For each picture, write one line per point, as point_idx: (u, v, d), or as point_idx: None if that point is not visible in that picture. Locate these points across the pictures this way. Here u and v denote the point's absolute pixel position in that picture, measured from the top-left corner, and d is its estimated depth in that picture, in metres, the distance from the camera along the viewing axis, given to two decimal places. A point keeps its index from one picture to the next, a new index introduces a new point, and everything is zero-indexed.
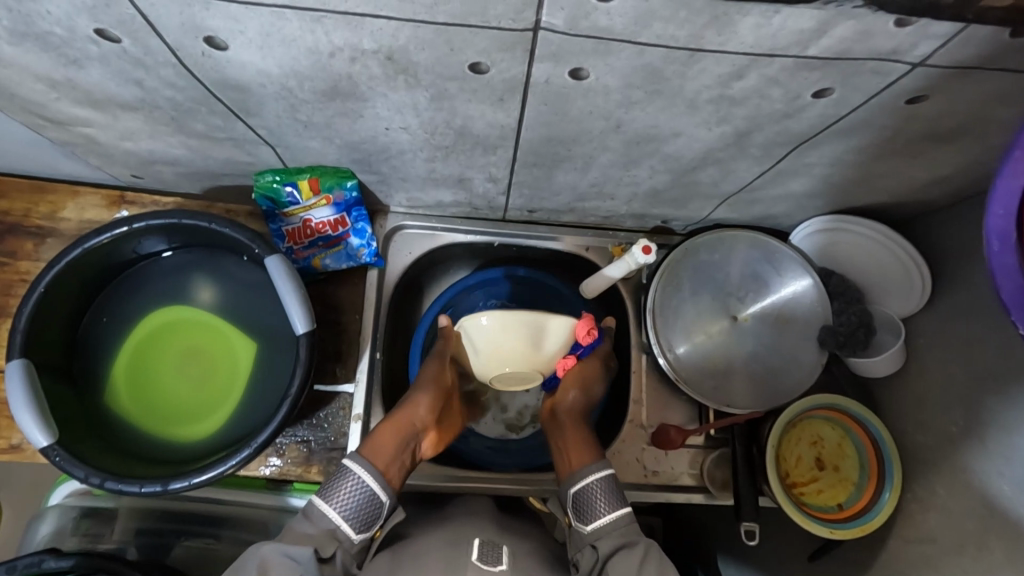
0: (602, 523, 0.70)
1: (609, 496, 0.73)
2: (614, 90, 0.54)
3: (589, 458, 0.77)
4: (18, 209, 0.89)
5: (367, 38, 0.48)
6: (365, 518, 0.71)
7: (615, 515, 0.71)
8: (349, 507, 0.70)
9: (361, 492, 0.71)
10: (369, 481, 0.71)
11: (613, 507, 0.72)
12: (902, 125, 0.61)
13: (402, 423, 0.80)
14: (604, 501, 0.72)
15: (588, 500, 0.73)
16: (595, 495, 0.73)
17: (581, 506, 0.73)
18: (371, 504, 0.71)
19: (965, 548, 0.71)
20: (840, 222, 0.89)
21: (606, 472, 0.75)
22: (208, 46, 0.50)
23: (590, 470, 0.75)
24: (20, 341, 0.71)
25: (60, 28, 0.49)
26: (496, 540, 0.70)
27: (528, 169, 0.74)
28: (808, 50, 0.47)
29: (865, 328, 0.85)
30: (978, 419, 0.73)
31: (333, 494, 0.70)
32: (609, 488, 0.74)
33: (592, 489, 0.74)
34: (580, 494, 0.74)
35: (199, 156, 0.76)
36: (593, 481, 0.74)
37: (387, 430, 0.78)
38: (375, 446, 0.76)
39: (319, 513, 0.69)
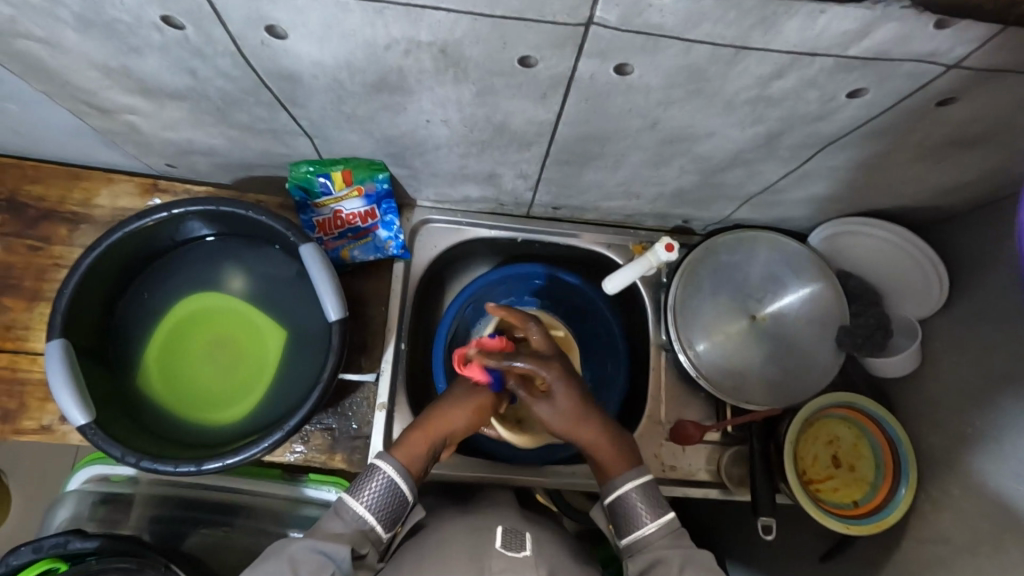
0: (642, 537, 0.69)
1: (649, 504, 0.71)
2: (655, 88, 0.57)
3: (620, 467, 0.74)
4: (52, 194, 0.90)
5: (424, 31, 0.50)
6: (391, 516, 0.69)
7: (658, 525, 0.69)
8: (380, 506, 0.68)
9: (392, 493, 0.69)
10: (398, 483, 0.70)
11: (655, 518, 0.70)
12: (930, 128, 0.63)
13: (439, 431, 0.76)
14: (644, 510, 0.70)
15: (627, 511, 0.71)
16: (634, 505, 0.71)
17: (622, 518, 0.71)
18: (398, 503, 0.70)
19: (980, 546, 0.72)
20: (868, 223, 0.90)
21: (641, 480, 0.72)
22: (267, 36, 0.53)
23: (625, 481, 0.72)
24: (61, 321, 0.73)
25: (127, 15, 0.52)
26: (519, 528, 0.71)
27: (559, 165, 0.76)
28: (849, 51, 0.49)
29: (883, 330, 0.87)
30: (994, 419, 0.74)
31: (364, 491, 0.69)
32: (649, 495, 0.72)
33: (634, 498, 0.71)
34: (617, 505, 0.72)
35: (237, 146, 0.78)
36: (629, 492, 0.72)
37: (421, 433, 0.75)
38: (409, 448, 0.73)
39: (355, 513, 0.67)
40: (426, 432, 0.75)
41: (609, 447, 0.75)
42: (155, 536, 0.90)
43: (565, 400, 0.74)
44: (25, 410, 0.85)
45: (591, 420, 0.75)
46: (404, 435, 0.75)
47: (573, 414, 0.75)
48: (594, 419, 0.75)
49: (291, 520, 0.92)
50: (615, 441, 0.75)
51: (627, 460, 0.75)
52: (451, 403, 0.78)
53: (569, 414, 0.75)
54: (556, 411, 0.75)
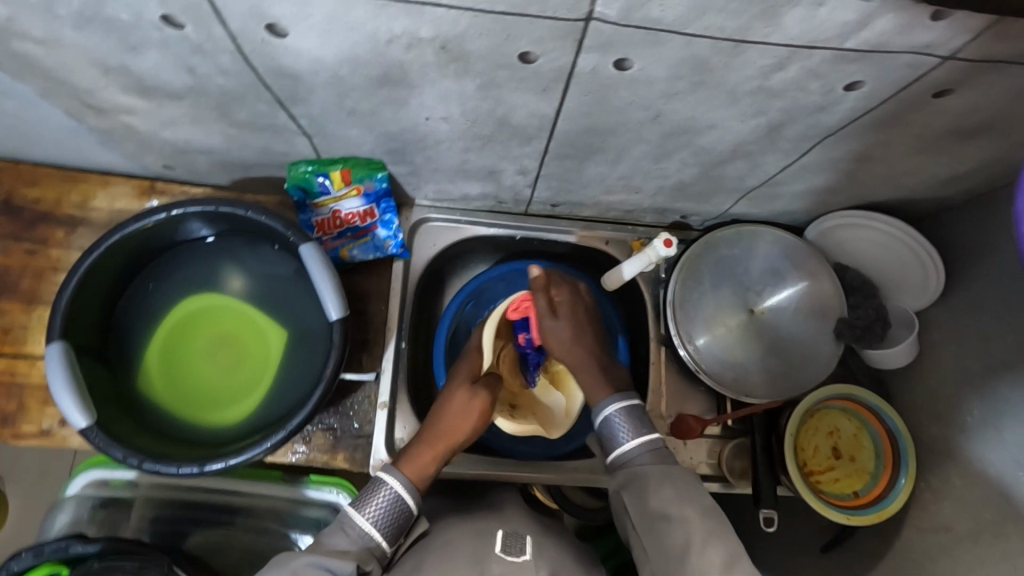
0: (626, 451, 0.71)
1: (634, 425, 0.73)
2: (656, 81, 0.57)
3: (603, 394, 0.78)
4: (49, 197, 0.90)
5: (427, 26, 0.51)
6: (396, 529, 0.69)
7: (641, 442, 0.72)
8: (386, 521, 0.68)
9: (397, 507, 0.69)
10: (404, 497, 0.70)
11: (640, 436, 0.72)
12: (927, 120, 0.64)
13: (446, 440, 0.76)
14: (629, 430, 0.73)
15: (610, 432, 0.74)
16: (616, 427, 0.73)
17: (608, 436, 0.74)
18: (403, 515, 0.70)
19: (979, 534, 0.73)
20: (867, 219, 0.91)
21: (629, 402, 0.75)
22: (269, 33, 0.53)
23: (612, 402, 0.75)
24: (60, 323, 0.72)
25: (128, 13, 0.52)
26: (520, 532, 0.70)
27: (559, 161, 0.76)
28: (848, 42, 0.50)
29: (882, 322, 0.88)
30: (993, 407, 0.75)
31: (367, 506, 0.68)
32: (634, 417, 0.74)
33: (619, 420, 0.73)
34: (605, 425, 0.75)
35: (236, 145, 0.78)
36: (615, 414, 0.74)
37: (428, 446, 0.75)
38: (415, 462, 0.73)
39: (360, 530, 0.67)
40: (433, 441, 0.75)
41: (597, 377, 0.80)
42: (155, 536, 0.91)
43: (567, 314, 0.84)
44: (24, 413, 0.85)
45: (581, 346, 0.83)
46: (410, 448, 0.75)
47: (568, 341, 0.83)
48: (584, 346, 0.83)
49: (292, 522, 0.92)
50: (602, 374, 0.81)
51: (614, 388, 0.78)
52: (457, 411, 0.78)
53: (567, 330, 0.83)
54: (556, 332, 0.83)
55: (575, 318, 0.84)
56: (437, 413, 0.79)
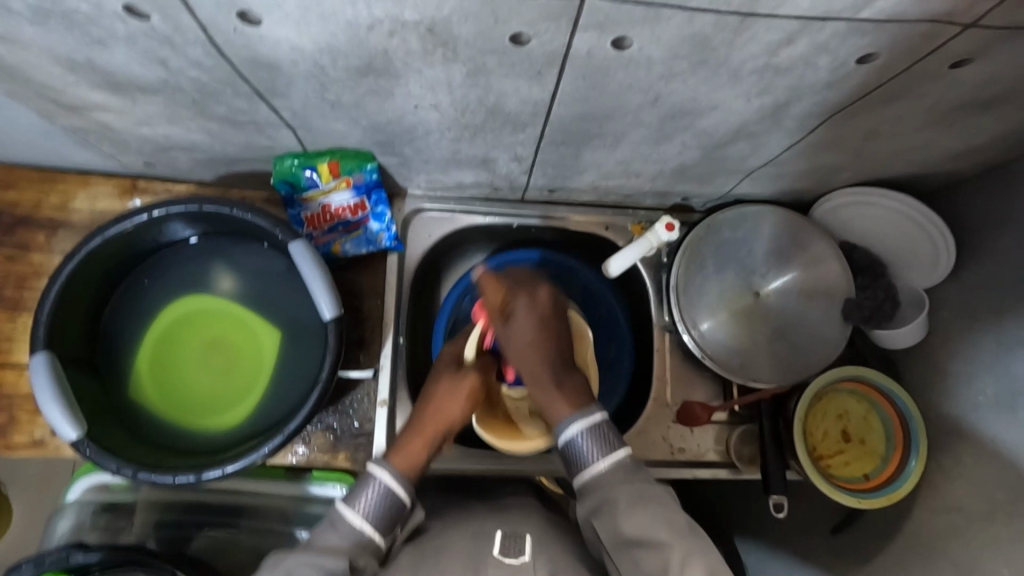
0: (593, 476, 0.66)
1: (599, 444, 0.67)
2: (657, 61, 0.54)
3: (563, 411, 0.70)
4: (27, 200, 0.86)
5: (410, 10, 0.47)
6: (390, 522, 0.66)
7: (609, 462, 0.66)
8: (378, 515, 0.65)
9: (389, 500, 0.66)
10: (396, 490, 0.66)
11: (606, 456, 0.66)
12: (941, 92, 0.60)
13: (434, 430, 0.73)
14: (595, 450, 0.67)
15: (575, 454, 0.67)
16: (581, 448, 0.67)
17: (572, 460, 0.68)
18: (396, 508, 0.66)
19: (994, 516, 0.71)
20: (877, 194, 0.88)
21: (587, 427, 0.67)
22: (241, 22, 0.49)
23: (572, 423, 0.68)
24: (44, 333, 0.70)
25: (88, 5, 0.48)
26: (518, 531, 0.68)
27: (556, 147, 0.73)
28: (862, 14, 0.47)
29: (891, 301, 0.86)
30: (1007, 387, 0.73)
31: (359, 500, 0.65)
32: (600, 436, 0.67)
33: (581, 441, 0.67)
34: (569, 448, 0.68)
35: (217, 141, 0.75)
36: (575, 437, 0.67)
37: (418, 433, 0.73)
38: (405, 454, 0.70)
39: (351, 525, 0.64)
40: (421, 432, 0.73)
41: (553, 390, 0.72)
42: (161, 542, 0.88)
43: (525, 320, 0.75)
44: (15, 424, 0.83)
45: (541, 351, 0.74)
46: (399, 440, 0.72)
47: (525, 342, 0.74)
48: (544, 350, 0.74)
49: (294, 519, 0.89)
50: (557, 386, 0.72)
51: (575, 403, 0.70)
52: (443, 399, 0.76)
53: (525, 337, 0.74)
54: (511, 334, 0.75)
55: (532, 336, 0.74)
56: (422, 404, 0.76)
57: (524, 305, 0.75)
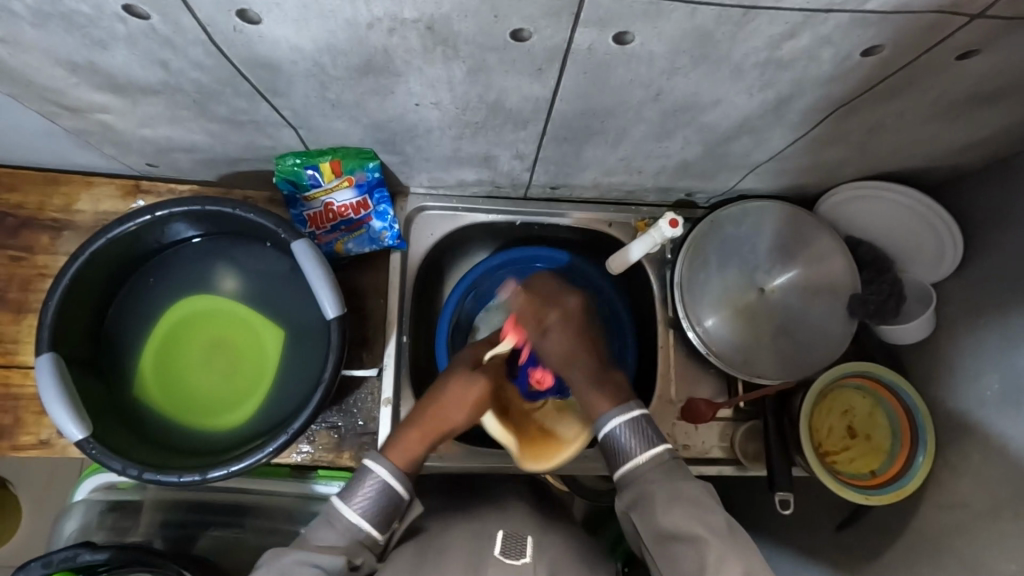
0: (633, 469, 0.66)
1: (639, 437, 0.68)
2: (658, 56, 0.53)
3: (603, 406, 0.72)
4: (31, 202, 0.87)
5: (408, 7, 0.47)
6: (386, 518, 0.66)
7: (648, 457, 0.67)
8: (374, 511, 0.65)
9: (385, 495, 0.66)
10: (391, 484, 0.67)
11: (646, 449, 0.67)
12: (947, 84, 0.60)
13: (433, 427, 0.74)
14: (635, 444, 0.67)
15: (615, 446, 0.68)
16: (622, 440, 0.68)
17: (613, 454, 0.69)
18: (393, 503, 0.66)
19: (1002, 512, 0.71)
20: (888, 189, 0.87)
21: (626, 420, 0.68)
22: (239, 21, 0.49)
23: (612, 416, 0.69)
24: (49, 334, 0.70)
25: (86, 6, 0.48)
26: (520, 531, 0.67)
27: (558, 143, 0.73)
28: (865, 6, 0.46)
29: (896, 297, 0.85)
30: (1015, 382, 0.73)
31: (354, 496, 0.66)
32: (638, 428, 0.68)
33: (620, 431, 0.68)
34: (608, 440, 0.69)
35: (218, 141, 0.75)
36: (616, 428, 0.68)
37: (415, 429, 0.73)
38: (401, 449, 0.71)
39: (347, 521, 0.64)
40: (421, 428, 0.73)
41: (592, 386, 0.74)
42: (166, 542, 0.87)
43: (561, 323, 0.79)
44: (21, 425, 0.83)
45: (578, 359, 0.77)
46: (397, 435, 0.72)
47: (561, 354, 0.78)
48: (582, 349, 0.78)
49: (300, 517, 0.90)
50: (597, 387, 0.74)
51: (613, 398, 0.72)
52: (450, 398, 0.76)
53: (561, 348, 0.78)
54: (547, 347, 0.79)
55: (567, 337, 0.78)
56: (426, 401, 0.76)
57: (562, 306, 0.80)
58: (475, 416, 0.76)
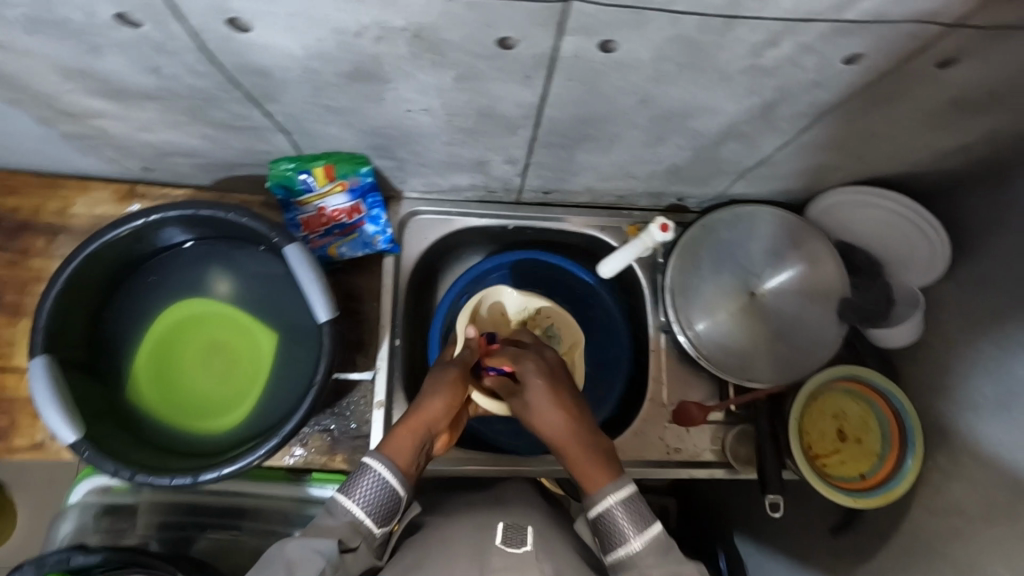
0: (626, 555, 0.62)
1: (636, 519, 0.63)
2: (645, 63, 0.54)
3: (598, 479, 0.66)
4: (27, 205, 0.87)
5: (397, 15, 0.48)
6: (386, 513, 0.65)
7: (643, 540, 0.62)
8: (373, 504, 0.65)
9: (385, 490, 0.65)
10: (390, 480, 0.66)
11: (641, 532, 0.63)
12: (931, 91, 0.61)
13: (422, 423, 0.72)
14: (629, 526, 0.63)
15: (610, 527, 0.63)
16: (617, 522, 0.63)
17: (603, 533, 0.64)
18: (392, 499, 0.66)
19: (991, 513, 0.71)
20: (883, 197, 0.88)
21: (621, 497, 0.64)
22: (231, 29, 0.50)
23: (605, 495, 0.65)
24: (43, 338, 0.71)
25: (80, 13, 0.49)
26: (521, 523, 0.68)
27: (549, 149, 0.73)
28: (846, 15, 0.47)
29: (887, 302, 0.86)
30: (1002, 384, 0.73)
31: (354, 488, 0.65)
32: (635, 511, 0.64)
33: (615, 513, 0.64)
34: (601, 521, 0.64)
35: (214, 146, 0.75)
36: (614, 507, 0.64)
37: (405, 429, 0.71)
38: (395, 443, 0.69)
39: (344, 508, 0.64)
40: (410, 423, 0.72)
41: (590, 455, 0.68)
42: (163, 543, 0.89)
43: (541, 399, 0.72)
44: (16, 427, 0.84)
45: (568, 415, 0.71)
46: (388, 432, 0.71)
47: (546, 413, 0.71)
48: (574, 420, 0.70)
49: (296, 519, 0.90)
50: (596, 454, 0.68)
51: (609, 472, 0.67)
52: (433, 394, 0.75)
53: (547, 413, 0.71)
54: (529, 408, 0.73)
55: (550, 414, 0.71)
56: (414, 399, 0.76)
57: (532, 373, 0.74)
58: (451, 411, 0.76)
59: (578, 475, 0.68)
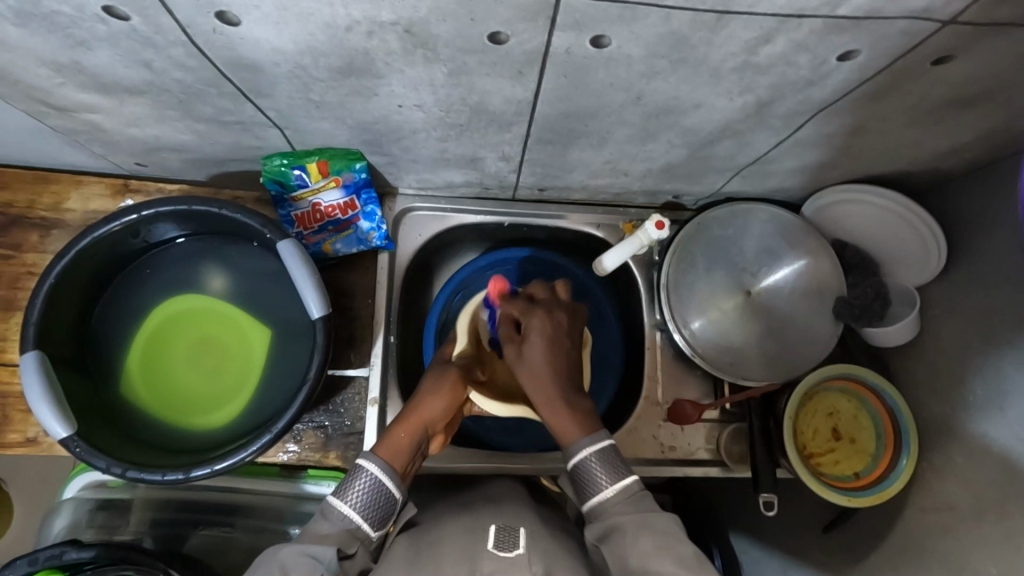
0: (601, 502, 0.65)
1: (608, 468, 0.66)
2: (637, 59, 0.54)
3: (575, 435, 0.69)
4: (20, 200, 0.87)
5: (386, 10, 0.47)
6: (381, 514, 0.65)
7: (616, 489, 0.65)
8: (368, 506, 0.64)
9: (380, 492, 0.65)
10: (385, 481, 0.66)
11: (614, 482, 0.65)
12: (926, 89, 0.60)
13: (416, 424, 0.73)
14: (603, 476, 0.65)
15: (586, 477, 0.66)
16: (592, 471, 0.66)
17: (580, 483, 0.67)
18: (387, 501, 0.66)
19: (984, 513, 0.71)
20: (890, 201, 0.86)
21: (601, 447, 0.67)
22: (220, 23, 0.50)
23: (582, 447, 0.67)
24: (33, 333, 0.70)
25: (67, 7, 0.49)
26: (514, 524, 0.67)
27: (542, 146, 0.73)
28: (838, 12, 0.47)
29: (881, 299, 0.85)
30: (995, 383, 0.73)
31: (349, 490, 0.65)
32: (608, 461, 0.66)
33: (591, 464, 0.66)
34: (579, 472, 0.67)
35: (206, 141, 0.75)
36: (588, 458, 0.66)
37: (402, 427, 0.72)
38: (390, 445, 0.70)
39: (340, 513, 0.63)
40: (404, 424, 0.73)
41: (567, 413, 0.70)
42: (155, 541, 0.88)
43: (535, 347, 0.72)
44: (8, 423, 0.83)
45: (556, 374, 0.72)
46: (385, 433, 0.71)
47: (539, 368, 0.72)
48: (556, 376, 0.72)
49: (289, 516, 0.90)
50: (576, 408, 0.71)
51: (586, 426, 0.69)
52: (427, 394, 0.76)
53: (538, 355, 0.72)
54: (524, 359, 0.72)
55: (543, 360, 0.72)
56: (408, 400, 0.77)
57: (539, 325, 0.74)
58: (447, 411, 0.77)
59: (559, 434, 0.70)
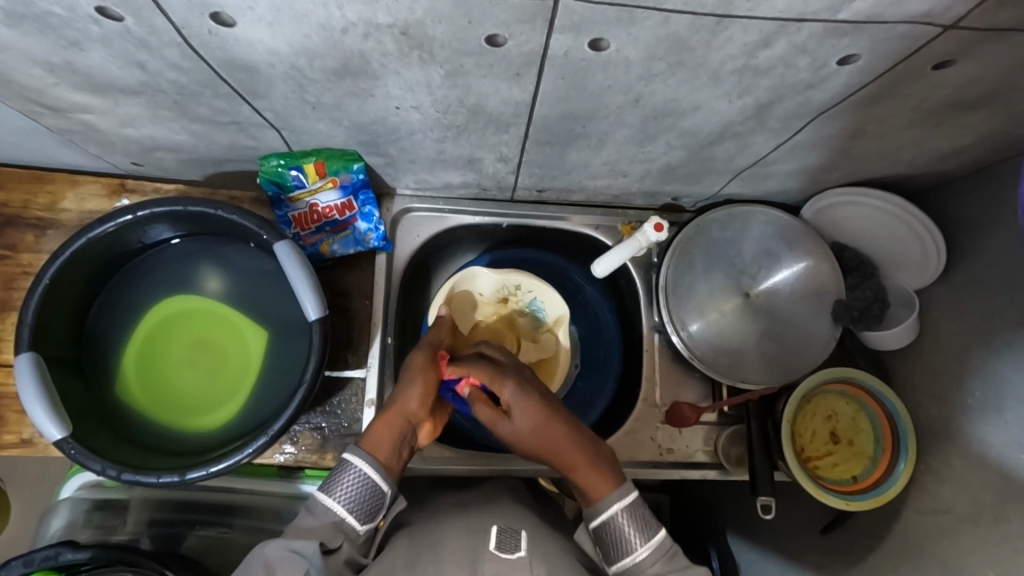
0: (633, 563, 0.63)
1: (638, 525, 0.64)
2: (635, 62, 0.53)
3: (601, 488, 0.66)
4: (15, 200, 0.87)
5: (382, 11, 0.47)
6: (369, 508, 0.65)
7: (649, 547, 0.63)
8: (354, 500, 0.64)
9: (365, 485, 0.65)
10: (371, 475, 0.65)
11: (647, 540, 0.63)
12: (927, 92, 0.60)
13: (400, 418, 0.71)
14: (634, 533, 0.64)
15: (616, 536, 0.64)
16: (623, 530, 0.64)
17: (609, 543, 0.64)
18: (374, 495, 0.65)
19: (982, 517, 0.71)
20: (900, 208, 0.86)
21: (627, 502, 0.65)
22: (214, 24, 0.49)
23: (609, 505, 0.65)
24: (28, 334, 0.70)
25: (60, 7, 0.48)
26: (513, 526, 0.67)
27: (541, 147, 0.73)
28: (839, 15, 0.47)
29: (880, 302, 0.84)
30: (994, 387, 0.73)
31: (336, 486, 0.65)
32: (638, 516, 0.65)
33: (621, 523, 0.64)
34: (604, 530, 0.65)
35: (201, 142, 0.74)
36: (619, 516, 0.64)
37: (384, 422, 0.70)
38: (374, 438, 0.69)
39: (324, 506, 0.64)
40: (387, 418, 0.71)
41: (588, 467, 0.67)
42: (153, 541, 0.87)
43: (525, 418, 0.69)
44: (4, 423, 0.83)
45: (557, 428, 0.69)
46: (368, 428, 0.70)
47: (537, 429, 0.69)
48: (559, 427, 0.69)
49: (287, 517, 0.90)
50: (594, 460, 0.68)
51: (609, 480, 0.67)
52: (409, 390, 0.74)
53: (532, 426, 0.69)
54: (517, 427, 0.70)
55: (538, 425, 0.69)
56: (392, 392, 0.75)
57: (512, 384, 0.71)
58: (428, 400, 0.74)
59: (583, 488, 0.67)
